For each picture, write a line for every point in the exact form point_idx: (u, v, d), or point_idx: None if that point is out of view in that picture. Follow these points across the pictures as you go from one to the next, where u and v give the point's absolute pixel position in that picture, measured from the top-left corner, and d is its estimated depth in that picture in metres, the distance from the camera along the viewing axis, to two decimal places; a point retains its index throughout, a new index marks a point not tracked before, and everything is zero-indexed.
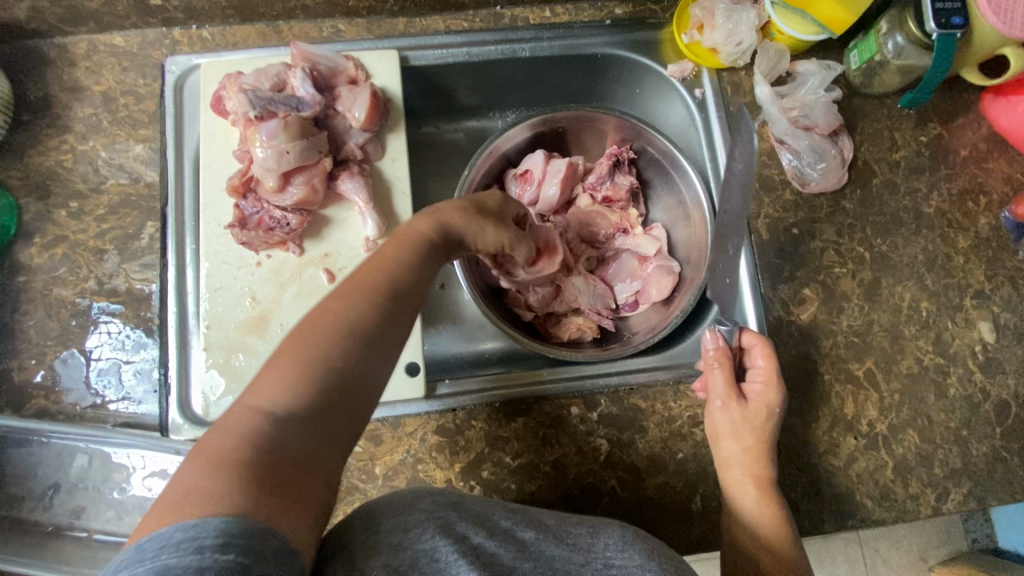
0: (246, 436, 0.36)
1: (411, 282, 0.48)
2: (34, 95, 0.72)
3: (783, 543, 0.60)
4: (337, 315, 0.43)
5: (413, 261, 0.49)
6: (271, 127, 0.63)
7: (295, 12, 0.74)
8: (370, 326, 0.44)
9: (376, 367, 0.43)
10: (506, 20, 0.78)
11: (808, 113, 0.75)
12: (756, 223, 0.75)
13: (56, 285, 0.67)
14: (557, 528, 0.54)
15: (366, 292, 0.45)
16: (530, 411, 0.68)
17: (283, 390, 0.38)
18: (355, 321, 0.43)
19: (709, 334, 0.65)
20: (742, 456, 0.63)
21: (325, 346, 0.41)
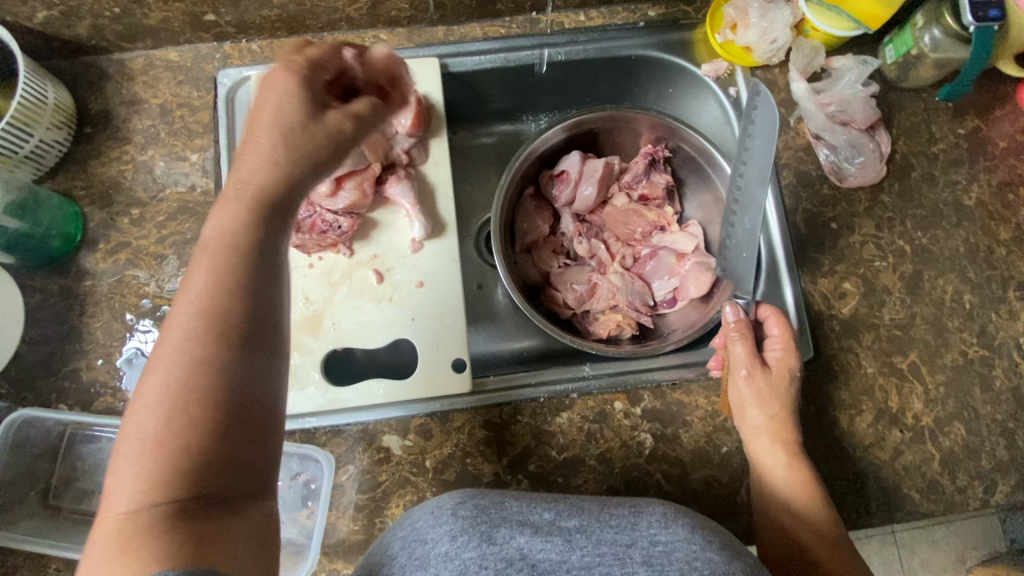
0: (124, 542, 0.36)
1: (234, 306, 0.42)
2: (96, 109, 0.75)
3: (814, 505, 0.63)
4: (165, 391, 0.39)
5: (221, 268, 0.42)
6: None
7: (340, 23, 0.77)
8: (204, 377, 0.40)
9: (235, 386, 0.41)
10: (542, 26, 0.80)
11: (845, 108, 0.75)
12: (794, 217, 0.76)
13: (119, 289, 0.70)
14: (598, 511, 0.56)
15: (184, 347, 0.40)
16: (575, 406, 0.70)
17: (143, 488, 0.37)
18: (187, 382, 0.40)
19: (729, 307, 0.69)
20: (767, 425, 0.65)
21: (164, 424, 0.39)
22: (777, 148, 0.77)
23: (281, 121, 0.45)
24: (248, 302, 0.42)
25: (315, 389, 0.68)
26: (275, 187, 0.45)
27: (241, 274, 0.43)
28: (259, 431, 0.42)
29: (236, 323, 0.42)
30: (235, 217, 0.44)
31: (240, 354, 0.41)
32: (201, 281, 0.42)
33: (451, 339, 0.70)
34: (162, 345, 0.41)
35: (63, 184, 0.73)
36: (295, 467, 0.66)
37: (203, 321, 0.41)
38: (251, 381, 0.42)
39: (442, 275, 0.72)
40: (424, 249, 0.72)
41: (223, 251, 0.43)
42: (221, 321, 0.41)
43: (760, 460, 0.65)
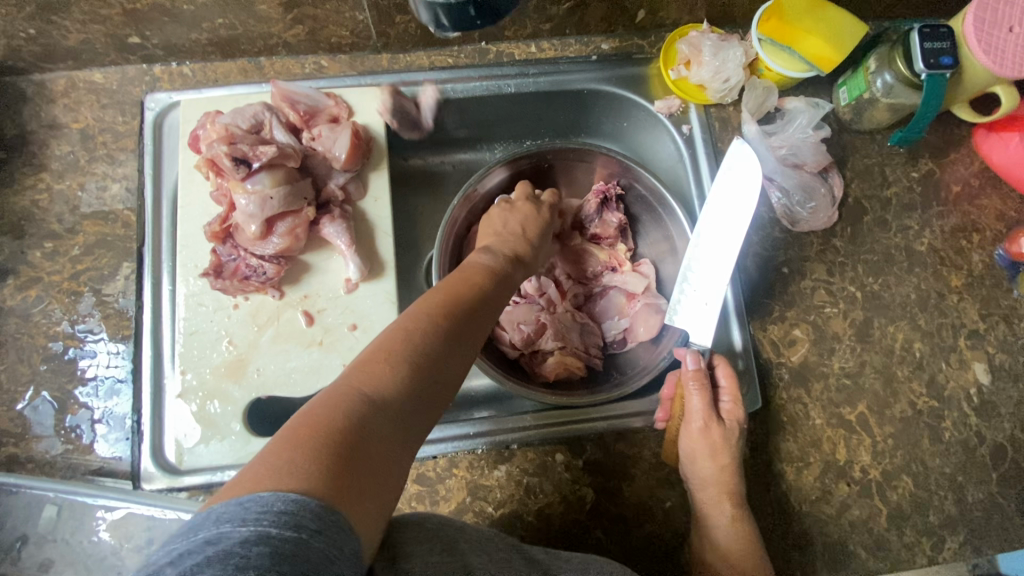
0: (337, 418, 0.38)
1: (489, 312, 0.52)
2: (11, 133, 0.71)
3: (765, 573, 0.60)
4: (431, 326, 0.46)
5: (483, 288, 0.53)
6: (255, 175, 0.61)
7: (277, 48, 0.73)
8: (455, 338, 0.47)
9: (448, 373, 0.45)
10: (491, 56, 0.77)
11: (796, 152, 0.74)
12: (745, 261, 0.74)
13: (28, 328, 0.66)
14: (546, 558, 0.56)
15: (438, 316, 0.47)
16: (514, 459, 0.67)
17: (382, 382, 0.41)
18: (445, 335, 0.46)
19: (689, 355, 0.67)
20: (720, 479, 0.63)
21: (419, 350, 0.44)
22: None
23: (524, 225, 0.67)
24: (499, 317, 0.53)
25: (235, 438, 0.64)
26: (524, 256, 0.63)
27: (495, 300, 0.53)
28: (443, 404, 0.45)
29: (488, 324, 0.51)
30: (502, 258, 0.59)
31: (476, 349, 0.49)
32: (473, 281, 0.53)
33: None
34: (448, 298, 0.49)
35: None
36: None
37: (478, 306, 0.51)
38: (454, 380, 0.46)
39: (379, 318, 0.67)
40: (359, 290, 0.68)
41: (497, 278, 0.56)
42: (484, 318, 0.51)
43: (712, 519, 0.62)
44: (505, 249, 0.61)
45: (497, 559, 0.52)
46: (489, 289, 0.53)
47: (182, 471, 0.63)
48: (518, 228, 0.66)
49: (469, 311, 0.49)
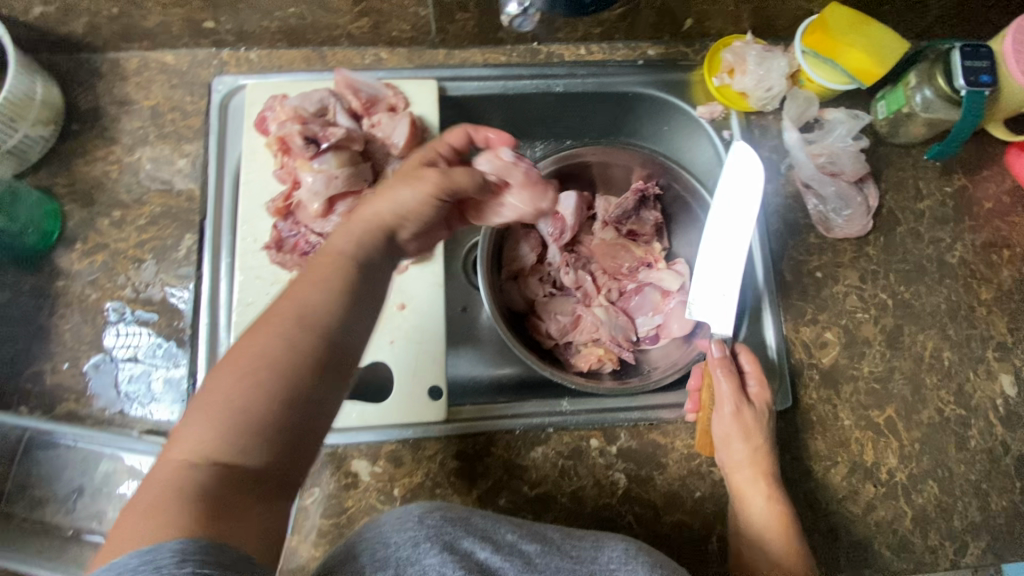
0: (170, 486, 0.40)
1: (322, 313, 0.47)
2: (85, 106, 0.74)
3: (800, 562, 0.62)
4: (254, 355, 0.44)
5: (326, 277, 0.49)
6: (323, 154, 0.65)
7: (340, 39, 0.76)
8: (287, 361, 0.45)
9: (298, 391, 0.45)
10: (542, 56, 0.80)
11: (835, 160, 0.76)
12: (781, 264, 0.76)
13: (92, 291, 0.69)
14: (559, 539, 0.58)
15: (270, 341, 0.45)
16: (549, 440, 0.69)
17: (208, 435, 0.42)
18: (273, 360, 0.45)
19: (715, 343, 0.71)
20: (751, 466, 0.65)
21: (245, 391, 0.43)
22: (767, 195, 0.78)
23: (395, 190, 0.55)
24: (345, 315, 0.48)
25: None
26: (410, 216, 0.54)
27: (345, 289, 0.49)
28: (311, 419, 0.45)
29: (330, 328, 0.47)
30: (355, 239, 0.52)
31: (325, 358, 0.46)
32: (312, 282, 0.49)
33: (430, 364, 0.69)
34: (274, 320, 0.47)
35: (44, 180, 0.72)
36: None
37: (312, 314, 0.47)
38: (314, 390, 0.45)
39: (426, 300, 0.71)
40: (410, 272, 0.71)
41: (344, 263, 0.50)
42: (320, 320, 0.47)
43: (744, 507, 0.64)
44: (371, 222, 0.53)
45: (505, 548, 0.55)
46: (335, 279, 0.49)
47: None
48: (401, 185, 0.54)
49: (310, 318, 0.47)
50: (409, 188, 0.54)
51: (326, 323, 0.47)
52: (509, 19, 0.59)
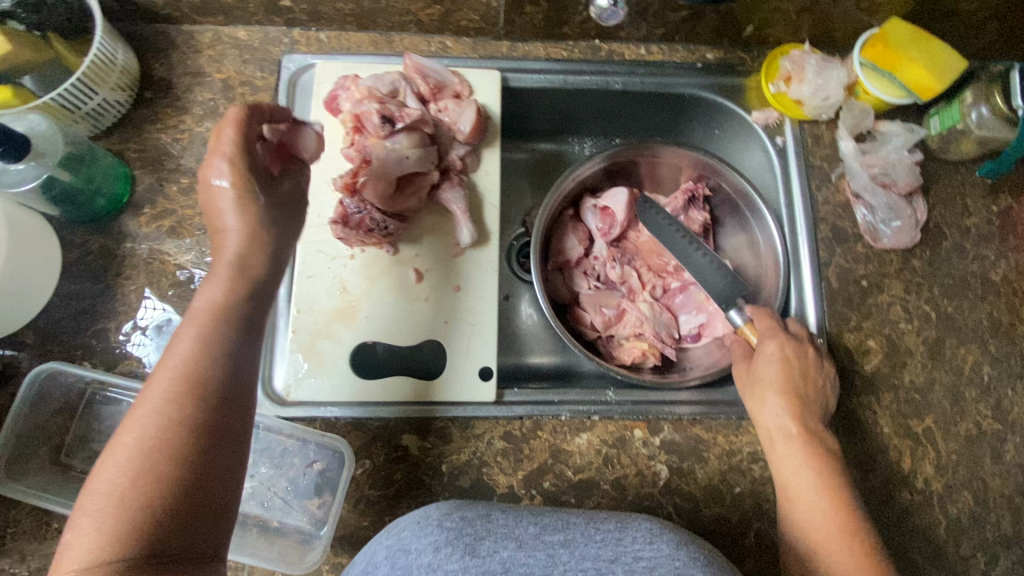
0: None
1: (208, 367, 0.47)
2: (158, 75, 0.76)
3: (842, 516, 0.60)
4: (144, 434, 0.44)
5: (200, 334, 0.48)
6: (398, 135, 0.66)
7: (409, 25, 0.78)
8: (165, 447, 0.44)
9: (205, 447, 0.45)
10: (603, 53, 0.82)
11: (888, 171, 0.77)
12: (827, 270, 0.77)
13: (159, 255, 0.71)
14: (584, 525, 0.59)
15: (162, 408, 0.45)
16: (595, 428, 0.70)
17: (103, 529, 0.41)
18: (166, 428, 0.44)
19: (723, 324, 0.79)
20: (788, 417, 0.65)
21: (123, 495, 0.42)
22: (816, 202, 0.79)
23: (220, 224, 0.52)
24: (223, 376, 0.47)
25: (346, 378, 0.69)
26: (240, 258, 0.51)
27: (230, 335, 0.49)
28: (227, 468, 0.46)
29: (210, 396, 0.46)
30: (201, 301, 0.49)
31: (214, 425, 0.46)
32: (175, 361, 0.47)
33: (482, 346, 0.71)
34: (142, 409, 0.45)
35: (116, 144, 0.74)
36: (309, 455, 0.65)
37: (185, 391, 0.45)
38: (224, 439, 0.46)
39: (481, 284, 0.72)
40: (465, 255, 0.73)
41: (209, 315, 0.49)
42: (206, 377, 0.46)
43: (779, 461, 0.64)
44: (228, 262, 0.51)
45: (527, 543, 0.57)
46: (205, 333, 0.48)
47: (289, 403, 0.68)
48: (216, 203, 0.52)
49: (194, 377, 0.46)
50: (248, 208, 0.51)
51: (202, 395, 0.46)
52: (600, 16, 0.77)
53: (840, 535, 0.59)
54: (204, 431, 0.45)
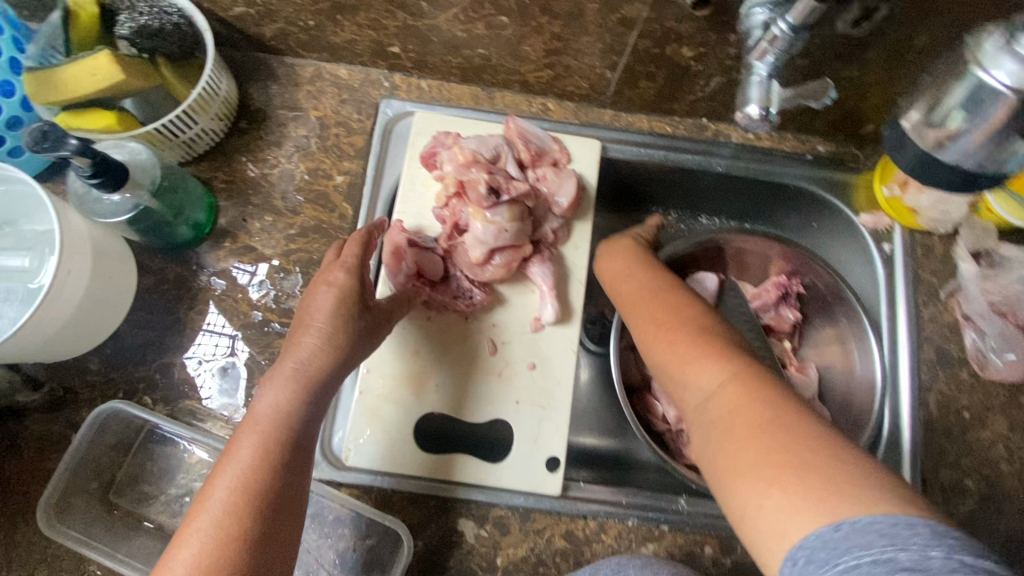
0: None
1: (268, 471, 0.47)
2: (255, 106, 0.74)
3: (689, 344, 0.52)
4: (202, 546, 0.43)
5: (264, 436, 0.48)
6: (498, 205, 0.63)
7: (514, 84, 0.76)
8: (235, 534, 0.43)
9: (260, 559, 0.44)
10: (709, 133, 0.78)
11: (1011, 301, 0.72)
12: (926, 396, 0.72)
13: (234, 293, 0.69)
14: None
15: (222, 520, 0.44)
16: (662, 538, 0.65)
17: None
18: (224, 540, 0.43)
19: None
20: (640, 284, 0.63)
21: None
22: (922, 319, 0.74)
23: (306, 321, 0.54)
24: (281, 480, 0.47)
25: (405, 448, 0.65)
26: (310, 359, 0.52)
27: (290, 436, 0.49)
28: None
29: (273, 500, 0.46)
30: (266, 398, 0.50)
31: (268, 532, 0.45)
32: (250, 444, 0.48)
33: (551, 433, 0.66)
34: (210, 497, 0.45)
35: (206, 172, 0.72)
36: (361, 529, 0.62)
37: (258, 475, 0.46)
38: (279, 549, 0.45)
39: (558, 365, 0.68)
40: (545, 331, 0.69)
41: (272, 416, 0.49)
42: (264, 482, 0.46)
43: (637, 321, 0.60)
44: (299, 361, 0.52)
45: None
46: (265, 435, 0.48)
47: (345, 467, 0.64)
48: (318, 307, 0.55)
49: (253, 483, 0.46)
50: (338, 312, 0.54)
51: (261, 498, 0.45)
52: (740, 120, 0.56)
53: (691, 362, 0.50)
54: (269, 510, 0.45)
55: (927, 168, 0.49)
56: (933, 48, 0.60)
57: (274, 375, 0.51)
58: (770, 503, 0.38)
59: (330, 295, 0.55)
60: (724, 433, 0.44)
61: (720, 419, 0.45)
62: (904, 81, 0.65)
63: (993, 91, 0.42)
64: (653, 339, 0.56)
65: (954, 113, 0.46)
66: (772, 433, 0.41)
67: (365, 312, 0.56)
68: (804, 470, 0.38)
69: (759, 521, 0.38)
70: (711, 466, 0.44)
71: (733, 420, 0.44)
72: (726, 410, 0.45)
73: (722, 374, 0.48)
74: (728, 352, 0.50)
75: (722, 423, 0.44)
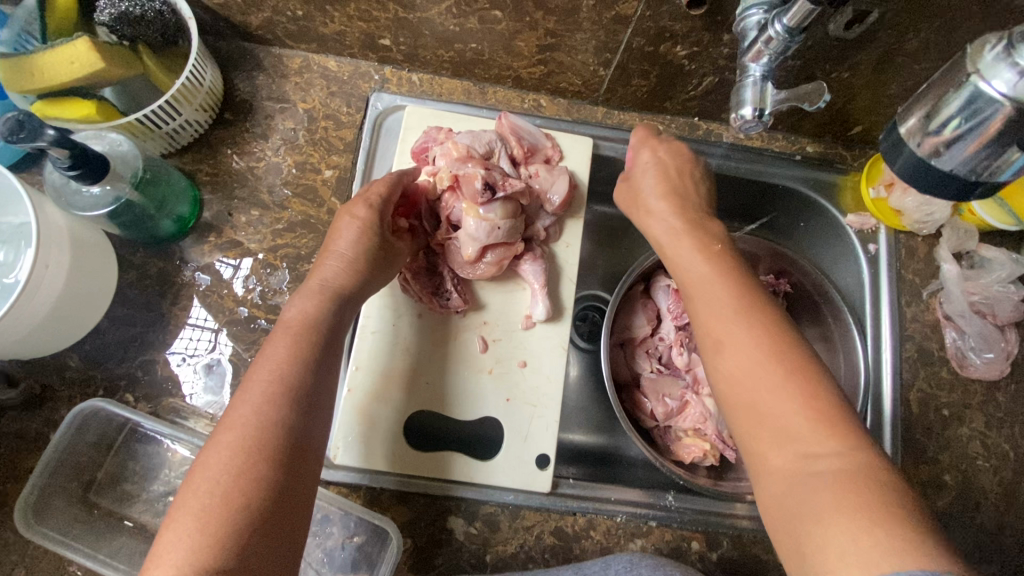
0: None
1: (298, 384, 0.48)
2: (241, 97, 0.73)
3: (792, 370, 0.47)
4: (232, 437, 0.44)
5: (291, 342, 0.51)
6: (491, 201, 0.63)
7: (507, 79, 0.75)
8: (266, 442, 0.45)
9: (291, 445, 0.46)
10: (700, 132, 0.79)
11: (990, 301, 0.74)
12: (907, 393, 0.73)
13: (219, 289, 0.67)
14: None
15: (252, 412, 0.46)
16: (650, 534, 0.66)
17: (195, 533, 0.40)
18: (258, 426, 0.45)
19: None
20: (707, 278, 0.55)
21: (220, 492, 0.42)
22: (904, 318, 0.76)
23: (334, 244, 0.58)
24: (306, 391, 0.49)
25: (394, 446, 0.64)
26: (340, 279, 0.56)
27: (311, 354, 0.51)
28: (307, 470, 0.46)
29: (300, 407, 0.48)
30: (299, 309, 0.54)
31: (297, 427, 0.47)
32: (247, 411, 0.46)
33: (542, 430, 0.66)
34: (206, 464, 0.44)
35: (189, 165, 0.70)
36: (350, 527, 0.62)
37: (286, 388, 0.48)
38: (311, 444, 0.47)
39: (548, 362, 0.68)
40: (536, 329, 0.69)
41: (303, 322, 0.52)
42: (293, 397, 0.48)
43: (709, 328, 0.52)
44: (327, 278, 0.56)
45: None
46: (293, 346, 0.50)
47: (333, 465, 0.64)
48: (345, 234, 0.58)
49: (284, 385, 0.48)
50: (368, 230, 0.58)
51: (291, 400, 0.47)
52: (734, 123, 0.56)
53: (792, 395, 0.46)
54: (258, 526, 0.42)
55: (921, 172, 0.46)
56: (923, 51, 0.60)
57: (306, 292, 0.55)
58: (867, 551, 0.37)
59: (355, 225, 0.58)
60: (826, 478, 0.42)
61: (828, 477, 0.42)
62: (893, 83, 0.66)
63: (993, 99, 0.40)
64: (742, 347, 0.49)
65: (952, 124, 0.42)
66: (889, 501, 0.39)
67: (382, 245, 0.60)
68: (905, 530, 0.38)
69: (846, 564, 0.38)
70: (796, 500, 0.42)
71: (841, 467, 0.42)
72: (838, 471, 0.42)
73: (842, 440, 0.43)
74: (827, 393, 0.46)
75: (829, 472, 0.42)
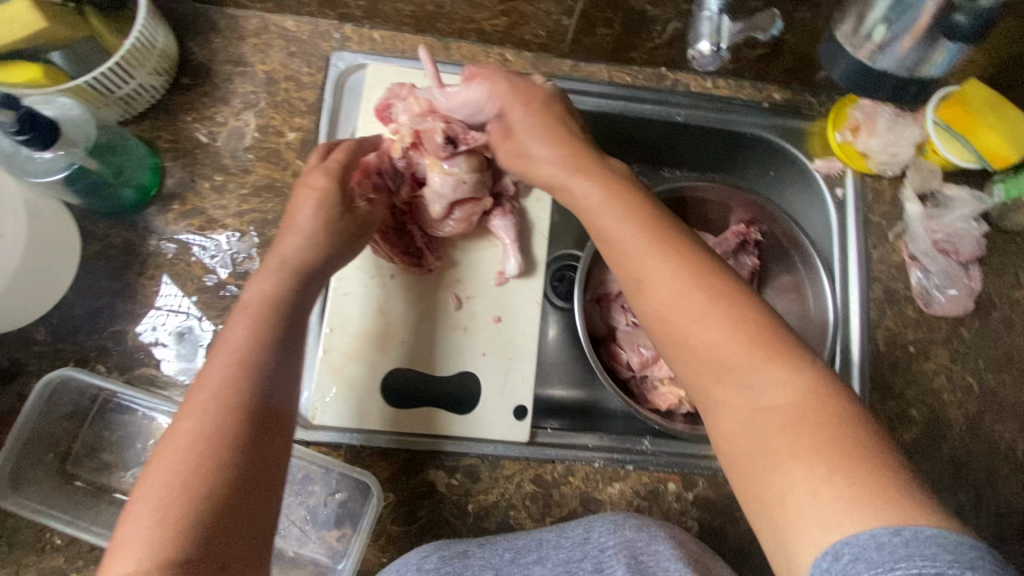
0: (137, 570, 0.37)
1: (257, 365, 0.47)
2: (197, 60, 0.71)
3: (727, 312, 0.46)
4: (191, 426, 0.44)
5: (252, 324, 0.50)
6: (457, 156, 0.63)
7: (470, 33, 0.74)
8: (228, 427, 0.44)
9: (253, 429, 0.45)
10: (668, 82, 0.78)
11: (954, 240, 0.75)
12: (875, 332, 0.75)
13: (186, 257, 0.66)
14: (553, 538, 0.58)
15: (213, 398, 0.45)
16: (628, 478, 0.67)
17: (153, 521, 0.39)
18: (219, 413, 0.44)
19: None
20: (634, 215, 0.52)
21: (181, 478, 0.41)
22: (871, 259, 0.77)
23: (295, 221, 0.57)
24: (267, 374, 0.48)
25: (374, 404, 0.65)
26: (299, 256, 0.56)
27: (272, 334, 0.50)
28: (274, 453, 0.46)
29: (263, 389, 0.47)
30: (255, 290, 0.52)
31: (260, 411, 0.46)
32: (205, 398, 0.45)
33: (519, 383, 0.67)
34: (165, 454, 0.43)
35: (147, 132, 0.69)
36: (332, 485, 0.62)
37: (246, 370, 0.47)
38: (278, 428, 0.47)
39: (523, 317, 0.68)
40: (509, 285, 0.69)
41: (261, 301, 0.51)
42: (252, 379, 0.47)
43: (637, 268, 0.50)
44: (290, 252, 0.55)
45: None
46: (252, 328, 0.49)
47: (313, 426, 0.64)
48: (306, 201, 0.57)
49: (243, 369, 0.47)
50: (327, 203, 0.57)
51: (253, 383, 0.47)
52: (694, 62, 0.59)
53: (734, 339, 0.45)
54: (221, 504, 0.41)
55: (864, 75, 0.54)
56: None
57: (264, 272, 0.54)
58: (821, 497, 0.38)
59: (313, 195, 0.57)
60: (774, 420, 0.42)
61: (776, 417, 0.42)
62: None
63: None
64: (675, 290, 0.48)
65: (880, 26, 0.51)
66: (846, 437, 0.40)
67: (349, 212, 0.59)
68: (862, 469, 0.38)
69: (808, 510, 0.38)
70: (749, 447, 0.43)
71: (792, 412, 0.42)
72: (786, 407, 0.42)
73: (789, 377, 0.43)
74: (765, 331, 0.46)
75: (779, 411, 0.42)
